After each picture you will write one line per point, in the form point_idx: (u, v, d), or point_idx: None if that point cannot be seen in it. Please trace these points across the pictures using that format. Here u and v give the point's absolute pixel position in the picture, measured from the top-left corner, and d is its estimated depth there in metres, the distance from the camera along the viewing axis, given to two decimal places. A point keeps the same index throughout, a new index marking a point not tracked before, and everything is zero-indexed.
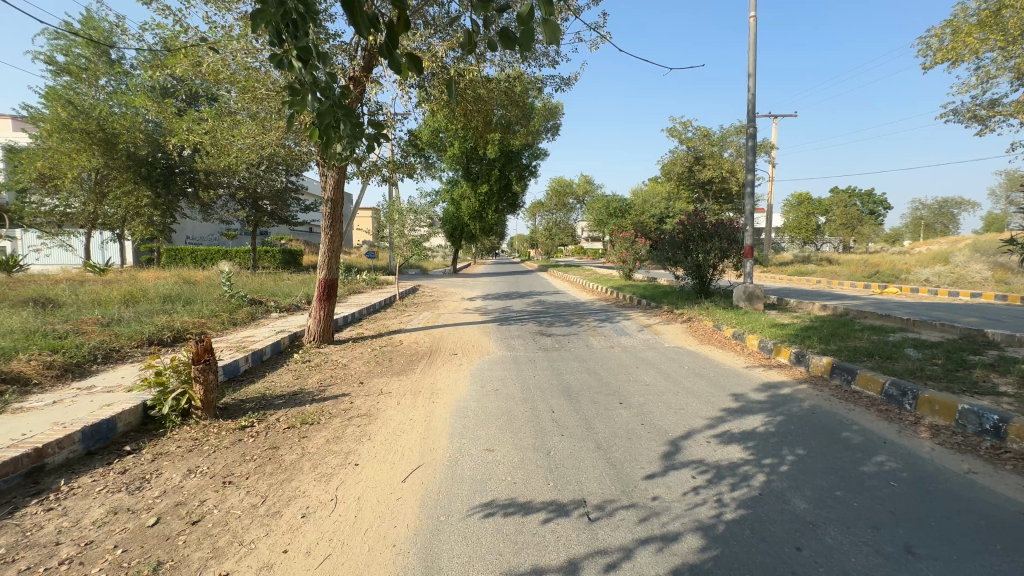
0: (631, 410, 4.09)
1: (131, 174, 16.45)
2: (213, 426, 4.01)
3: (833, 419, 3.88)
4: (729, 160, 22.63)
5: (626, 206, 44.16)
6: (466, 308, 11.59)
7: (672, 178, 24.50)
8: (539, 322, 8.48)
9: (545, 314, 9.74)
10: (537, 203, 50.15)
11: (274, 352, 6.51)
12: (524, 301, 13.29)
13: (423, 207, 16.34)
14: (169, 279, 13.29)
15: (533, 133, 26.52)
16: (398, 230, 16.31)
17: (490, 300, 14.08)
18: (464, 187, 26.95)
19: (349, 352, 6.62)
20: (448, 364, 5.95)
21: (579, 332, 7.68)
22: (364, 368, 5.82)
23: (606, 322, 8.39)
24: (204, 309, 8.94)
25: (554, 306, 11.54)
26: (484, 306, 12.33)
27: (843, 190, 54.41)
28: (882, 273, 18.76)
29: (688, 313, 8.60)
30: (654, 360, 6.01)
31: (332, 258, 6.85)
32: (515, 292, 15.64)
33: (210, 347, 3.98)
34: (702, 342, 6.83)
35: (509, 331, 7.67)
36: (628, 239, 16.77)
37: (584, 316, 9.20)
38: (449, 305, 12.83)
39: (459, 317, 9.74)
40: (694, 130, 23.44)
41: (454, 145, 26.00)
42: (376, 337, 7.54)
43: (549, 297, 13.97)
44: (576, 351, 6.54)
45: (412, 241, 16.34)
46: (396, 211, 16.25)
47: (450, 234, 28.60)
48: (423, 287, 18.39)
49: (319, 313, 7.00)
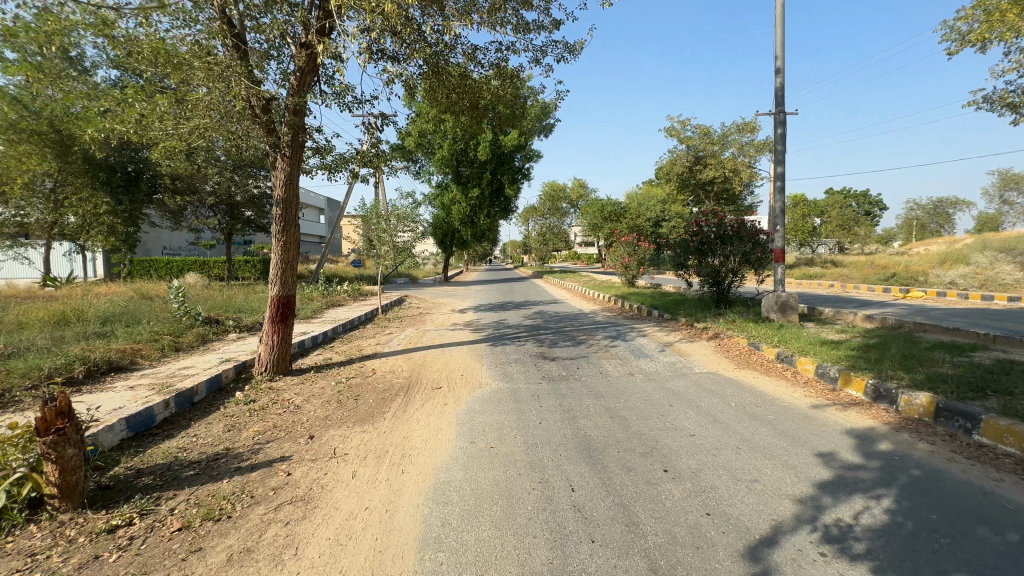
0: (686, 489, 2.83)
1: (88, 180, 15.04)
2: (73, 526, 2.70)
3: (982, 497, 2.68)
4: (731, 159, 21.57)
5: (620, 210, 43.05)
6: (456, 324, 10.30)
7: (671, 178, 23.36)
8: (540, 341, 7.24)
9: (546, 329, 8.50)
10: (530, 208, 48.96)
11: (211, 390, 5.19)
12: (521, 313, 12.03)
13: (408, 212, 15.05)
14: (123, 295, 11.84)
15: (525, 133, 25.30)
16: (380, 237, 15.00)
17: (483, 312, 12.81)
18: (454, 191, 25.69)
19: (307, 388, 5.32)
20: (428, 405, 4.68)
21: (588, 353, 6.43)
22: (321, 412, 4.53)
23: (618, 340, 7.15)
24: (146, 331, 7.59)
25: (555, 319, 10.27)
26: (476, 319, 11.06)
27: (839, 191, 53.82)
28: (898, 275, 17.74)
29: (713, 327, 7.39)
30: (688, 394, 4.79)
31: (287, 270, 5.58)
32: (509, 303, 14.39)
33: (67, 406, 2.75)
34: (739, 366, 5.62)
35: (505, 355, 6.41)
36: (631, 243, 15.58)
37: (590, 332, 7.95)
38: (438, 319, 11.53)
39: (447, 335, 8.48)
40: (694, 128, 22.33)
41: (442, 147, 24.70)
42: (344, 365, 6.25)
43: (548, 308, 12.76)
44: (588, 381, 5.30)
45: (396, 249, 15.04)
46: (379, 217, 14.95)
47: (439, 240, 27.27)
48: (410, 297, 17.04)
49: (271, 338, 5.70)
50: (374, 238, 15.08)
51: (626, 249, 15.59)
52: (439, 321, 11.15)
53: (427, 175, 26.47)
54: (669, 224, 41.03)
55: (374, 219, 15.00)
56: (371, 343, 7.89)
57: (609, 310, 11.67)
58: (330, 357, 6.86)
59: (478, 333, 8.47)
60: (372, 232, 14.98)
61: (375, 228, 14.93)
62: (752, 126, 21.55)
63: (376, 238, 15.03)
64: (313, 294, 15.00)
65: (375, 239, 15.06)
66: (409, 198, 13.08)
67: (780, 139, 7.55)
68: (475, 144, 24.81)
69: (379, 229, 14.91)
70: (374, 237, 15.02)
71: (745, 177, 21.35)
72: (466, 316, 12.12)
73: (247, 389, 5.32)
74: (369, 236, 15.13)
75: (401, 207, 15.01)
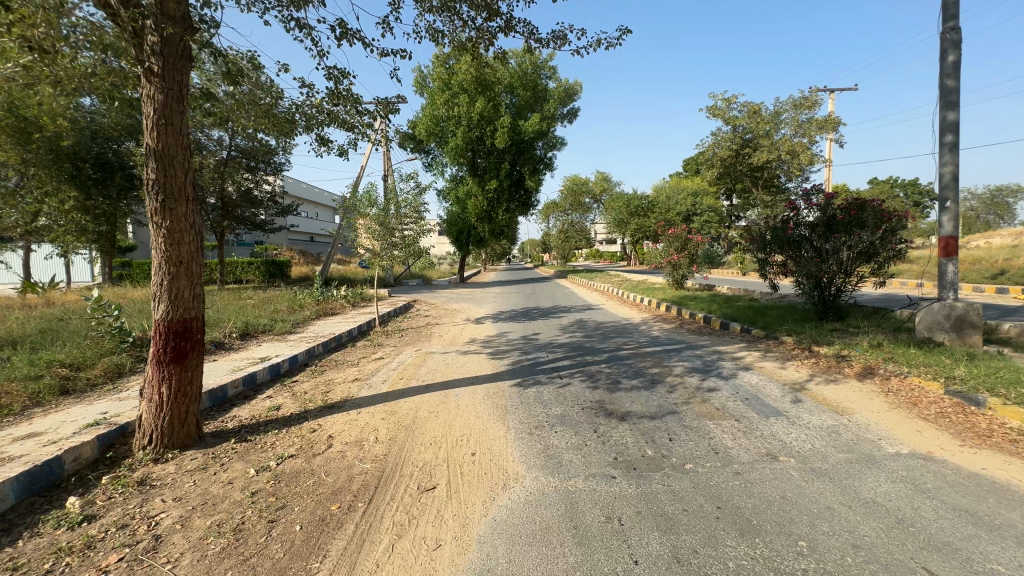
0: None
1: (53, 172, 13.22)
2: None
3: None
4: (786, 139, 18.68)
5: (648, 204, 40.06)
6: (471, 341, 7.96)
7: (715, 165, 20.56)
8: (593, 378, 4.80)
9: (596, 353, 6.05)
10: (550, 203, 46.40)
11: (30, 492, 2.94)
12: (552, 325, 9.59)
13: (414, 202, 12.70)
14: (73, 305, 9.91)
15: (546, 118, 22.82)
16: (380, 232, 12.54)
17: (505, 322, 10.41)
18: (470, 183, 23.39)
19: (201, 486, 3.02)
20: (405, 547, 2.33)
21: (679, 406, 3.98)
22: (184, 570, 2.23)
23: (715, 377, 4.67)
24: (37, 361, 5.42)
25: (600, 336, 7.78)
26: (496, 334, 8.69)
27: (883, 181, 49.86)
28: (1003, 272, 14.69)
29: (854, 357, 4.89)
30: (932, 526, 2.33)
31: (182, 277, 3.34)
32: (534, 310, 11.97)
33: None
34: (971, 443, 3.12)
35: (545, 408, 4.02)
36: (680, 236, 12.90)
37: (662, 360, 5.47)
38: (449, 333, 9.21)
39: (457, 361, 6.14)
40: (741, 106, 19.44)
41: (455, 134, 22.38)
42: (290, 426, 3.97)
43: (586, 317, 10.26)
44: (704, 478, 2.88)
45: (398, 247, 12.68)
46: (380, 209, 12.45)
47: (454, 238, 24.96)
48: (420, 303, 14.80)
49: (157, 392, 3.42)
50: (370, 234, 12.57)
51: (675, 243, 12.88)
52: (450, 336, 8.82)
53: (440, 166, 24.25)
54: (701, 219, 38.25)
55: (372, 212, 12.48)
56: (349, 377, 5.58)
57: (665, 321, 9.14)
58: (278, 408, 4.58)
59: (500, 358, 6.10)
60: (369, 227, 12.49)
61: (373, 221, 12.45)
62: (810, 101, 18.65)
63: (375, 233, 12.56)
64: (304, 301, 12.82)
65: (373, 236, 12.60)
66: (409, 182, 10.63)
67: (954, 70, 5.05)
68: (492, 131, 22.40)
69: (378, 223, 12.45)
70: (373, 234, 12.60)
71: (805, 160, 18.40)
72: (484, 328, 9.75)
73: (100, 487, 3.06)
74: (365, 233, 12.59)
75: (404, 195, 12.65)
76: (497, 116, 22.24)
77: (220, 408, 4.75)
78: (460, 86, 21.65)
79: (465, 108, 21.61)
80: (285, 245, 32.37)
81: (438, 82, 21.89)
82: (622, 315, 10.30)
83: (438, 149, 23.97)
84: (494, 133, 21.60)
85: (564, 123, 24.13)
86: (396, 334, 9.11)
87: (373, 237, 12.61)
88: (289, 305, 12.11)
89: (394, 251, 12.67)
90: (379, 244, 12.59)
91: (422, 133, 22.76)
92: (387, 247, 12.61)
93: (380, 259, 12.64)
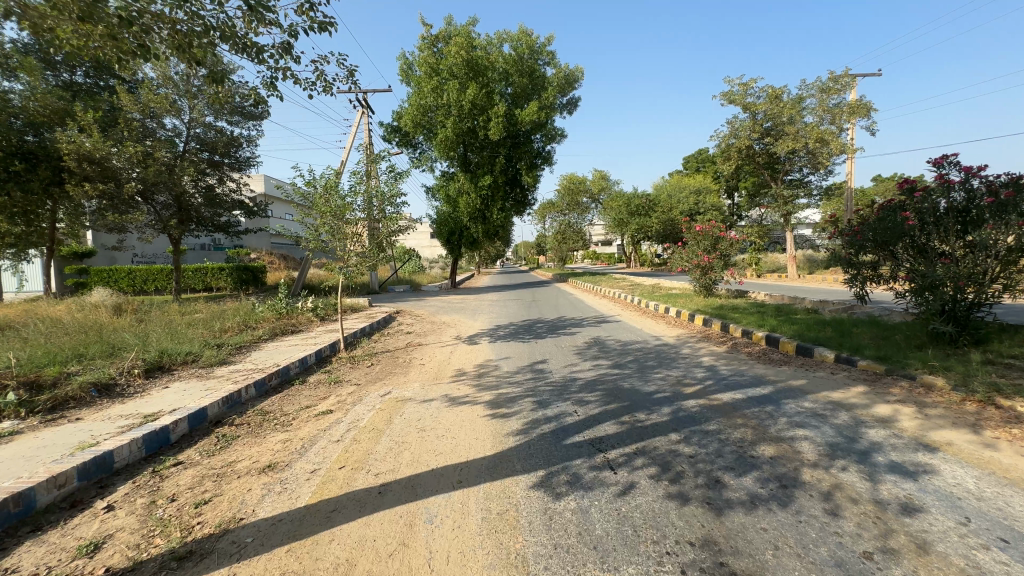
0: None
1: None
2: None
3: None
4: (814, 126, 16.75)
5: (649, 202, 38.19)
6: (463, 376, 5.86)
7: (731, 157, 18.95)
8: (671, 474, 2.74)
9: (650, 406, 3.99)
10: (547, 204, 44.46)
11: None
12: (566, 347, 7.52)
13: (390, 196, 9.99)
14: None
15: (544, 108, 20.77)
16: (349, 232, 9.77)
17: (506, 343, 8.31)
18: (461, 179, 21.35)
19: None
20: None
21: (882, 569, 1.92)
22: None
23: (892, 475, 2.62)
24: None
25: (638, 368, 5.71)
26: (495, 362, 6.60)
27: (890, 180, 48.44)
28: None
29: None
30: None
31: None
32: (539, 324, 9.91)
33: None
34: None
35: (606, 573, 1.97)
36: (711, 234, 10.87)
37: (764, 423, 3.42)
38: (434, 361, 7.10)
39: (437, 418, 4.05)
40: (761, 91, 17.57)
41: (445, 125, 20.25)
42: None
43: (607, 336, 8.19)
44: None
45: (372, 250, 10.06)
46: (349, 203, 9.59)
47: (444, 240, 22.72)
48: (404, 315, 12.72)
49: None
50: (333, 237, 9.67)
51: (708, 241, 10.80)
52: (435, 366, 6.70)
53: (428, 161, 22.14)
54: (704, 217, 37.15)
55: (336, 207, 9.54)
56: (262, 456, 3.48)
57: (713, 343, 7.09)
58: (99, 545, 2.47)
59: (503, 414, 4.01)
60: (332, 226, 9.55)
61: (341, 219, 9.62)
62: (842, 84, 16.70)
63: (341, 235, 9.70)
64: (262, 315, 10.65)
65: (341, 238, 9.67)
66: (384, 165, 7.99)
67: None
68: (485, 120, 20.35)
69: (344, 221, 9.62)
70: (338, 236, 9.70)
71: (836, 150, 16.52)
72: (480, 351, 7.66)
73: None
74: (327, 236, 9.59)
75: (376, 184, 9.93)
76: (491, 105, 20.23)
77: (1, 537, 2.62)
78: (450, 72, 19.84)
79: (455, 95, 19.54)
80: (263, 248, 30.12)
81: (425, 67, 19.84)
82: (653, 332, 8.26)
83: (426, 143, 21.86)
84: (488, 123, 19.59)
85: (564, 113, 22.14)
86: (365, 363, 7.00)
87: (340, 240, 9.71)
88: (241, 322, 9.93)
89: (368, 255, 10.00)
90: (348, 247, 9.89)
91: (408, 124, 20.64)
92: (359, 252, 9.91)
93: (348, 268, 9.93)
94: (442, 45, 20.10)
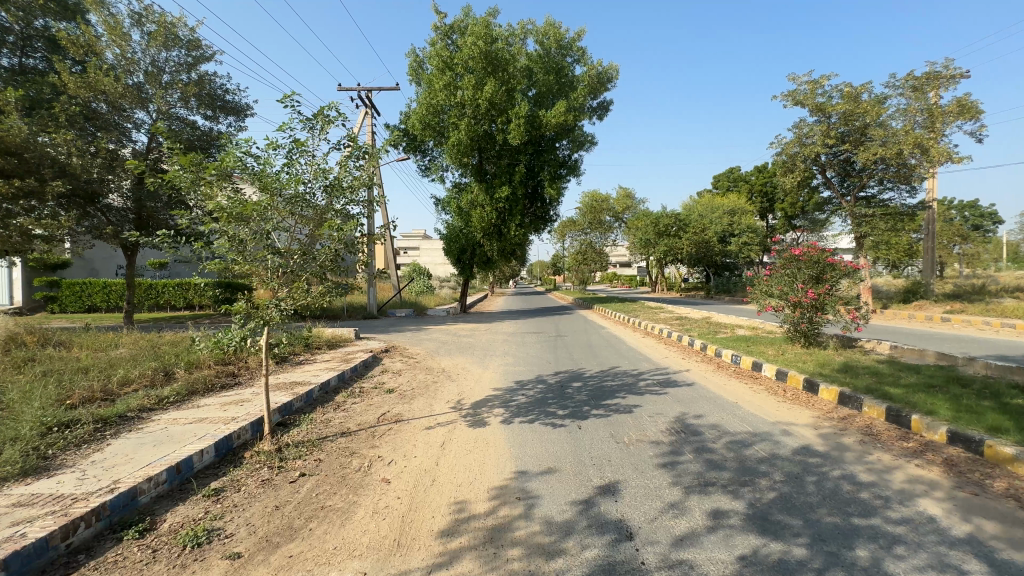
0: None
1: None
2: None
3: None
4: (901, 130, 13.83)
5: (679, 223, 35.20)
6: (456, 546, 2.86)
7: (795, 169, 16.15)
8: None
9: None
10: (567, 222, 41.78)
11: None
12: (636, 447, 4.48)
13: (351, 186, 5.82)
14: None
15: (573, 109, 18.12)
16: (273, 242, 5.55)
17: (532, 425, 5.31)
18: (475, 191, 18.71)
19: None
20: None
21: None
22: None
23: None
24: None
25: (826, 553, 2.67)
26: (518, 489, 3.61)
27: (940, 203, 44.89)
28: None
29: None
30: None
31: None
32: (576, 387, 6.89)
33: None
34: None
35: None
36: (814, 259, 7.80)
37: None
38: (409, 471, 4.06)
39: None
40: (835, 89, 14.90)
41: (458, 127, 17.65)
42: None
43: (692, 422, 5.14)
44: None
45: (316, 276, 5.86)
46: (277, 194, 5.40)
47: (454, 259, 19.95)
48: (393, 355, 9.87)
49: None
50: (242, 252, 5.41)
51: (809, 270, 7.76)
52: (406, 492, 3.64)
53: (439, 170, 19.63)
54: (739, 239, 34.16)
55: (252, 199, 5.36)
56: None
57: (899, 455, 4.02)
58: None
59: None
60: (238, 234, 5.30)
61: (256, 220, 5.37)
62: (948, 77, 13.52)
63: (257, 248, 5.46)
64: (196, 358, 7.81)
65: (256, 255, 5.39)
66: (333, 123, 4.45)
67: None
68: (504, 122, 17.80)
69: (263, 223, 5.42)
70: (249, 250, 5.42)
71: (937, 158, 13.42)
72: (490, 446, 4.64)
73: None
74: (228, 250, 5.31)
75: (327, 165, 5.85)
76: (512, 105, 17.70)
77: None
78: (466, 67, 17.38)
79: (471, 93, 17.07)
80: None
81: (437, 62, 17.41)
82: (767, 418, 5.13)
83: (437, 149, 19.29)
84: (508, 127, 17.07)
85: (594, 118, 19.52)
86: (286, 478, 3.99)
87: (254, 256, 5.42)
88: (160, 371, 7.12)
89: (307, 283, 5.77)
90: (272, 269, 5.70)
91: (416, 126, 18.08)
92: (288, 281, 5.62)
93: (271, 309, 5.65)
94: (457, 37, 17.71)
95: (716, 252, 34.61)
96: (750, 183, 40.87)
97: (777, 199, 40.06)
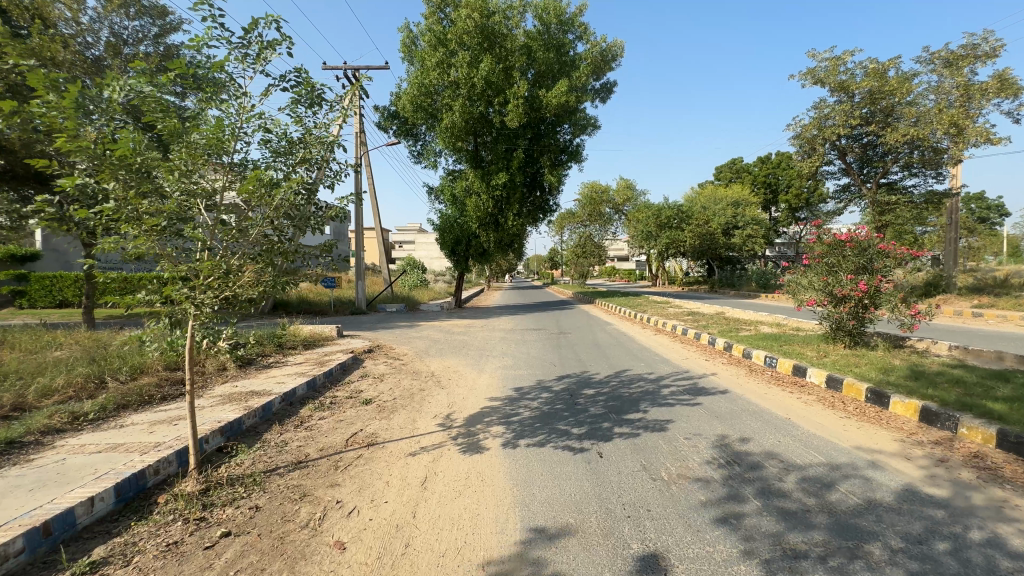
0: None
1: None
2: None
3: None
4: (931, 108, 12.84)
5: (681, 215, 34.10)
6: None
7: (814, 153, 15.27)
8: None
9: None
10: (566, 214, 40.61)
11: None
12: (679, 486, 3.39)
13: (312, 146, 3.78)
14: None
15: (575, 90, 16.97)
16: (184, 207, 3.33)
17: (541, 450, 4.20)
18: (471, 177, 17.51)
19: None
20: None
21: None
22: None
23: None
24: None
25: None
26: (525, 566, 2.51)
27: None
28: None
29: None
30: None
31: None
32: (589, 396, 5.78)
33: None
34: None
35: None
36: (861, 246, 6.73)
37: None
38: (373, 531, 2.92)
39: None
40: (858, 65, 13.83)
41: (451, 109, 16.42)
42: None
43: (743, 448, 4.06)
44: None
45: (254, 261, 3.62)
46: (192, 136, 3.28)
47: (449, 250, 18.70)
48: (378, 356, 8.75)
49: None
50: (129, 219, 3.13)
51: (858, 259, 6.71)
52: (365, 570, 2.51)
53: (432, 155, 18.39)
54: (743, 231, 33.15)
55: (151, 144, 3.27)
56: None
57: None
58: None
59: None
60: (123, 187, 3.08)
61: (156, 170, 3.22)
62: (985, 50, 12.43)
63: (155, 213, 3.22)
64: (144, 362, 6.64)
65: (149, 226, 3.18)
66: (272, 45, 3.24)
67: None
68: (502, 103, 16.60)
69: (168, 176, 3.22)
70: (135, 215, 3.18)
71: (972, 138, 12.35)
72: (488, 484, 3.52)
73: None
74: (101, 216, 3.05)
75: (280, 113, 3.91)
76: (510, 85, 16.53)
77: None
78: (460, 43, 16.14)
79: (466, 71, 15.83)
80: None
81: (429, 38, 16.17)
82: (840, 445, 4.04)
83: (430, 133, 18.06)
84: (507, 109, 15.89)
85: (598, 100, 18.38)
86: (201, 542, 2.85)
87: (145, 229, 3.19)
88: (94, 378, 5.95)
89: (240, 271, 3.55)
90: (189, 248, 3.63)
91: (407, 107, 16.84)
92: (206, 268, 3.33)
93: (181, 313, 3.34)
94: (451, 12, 16.48)
95: (720, 244, 33.55)
96: (753, 174, 39.88)
97: (781, 191, 39.05)
